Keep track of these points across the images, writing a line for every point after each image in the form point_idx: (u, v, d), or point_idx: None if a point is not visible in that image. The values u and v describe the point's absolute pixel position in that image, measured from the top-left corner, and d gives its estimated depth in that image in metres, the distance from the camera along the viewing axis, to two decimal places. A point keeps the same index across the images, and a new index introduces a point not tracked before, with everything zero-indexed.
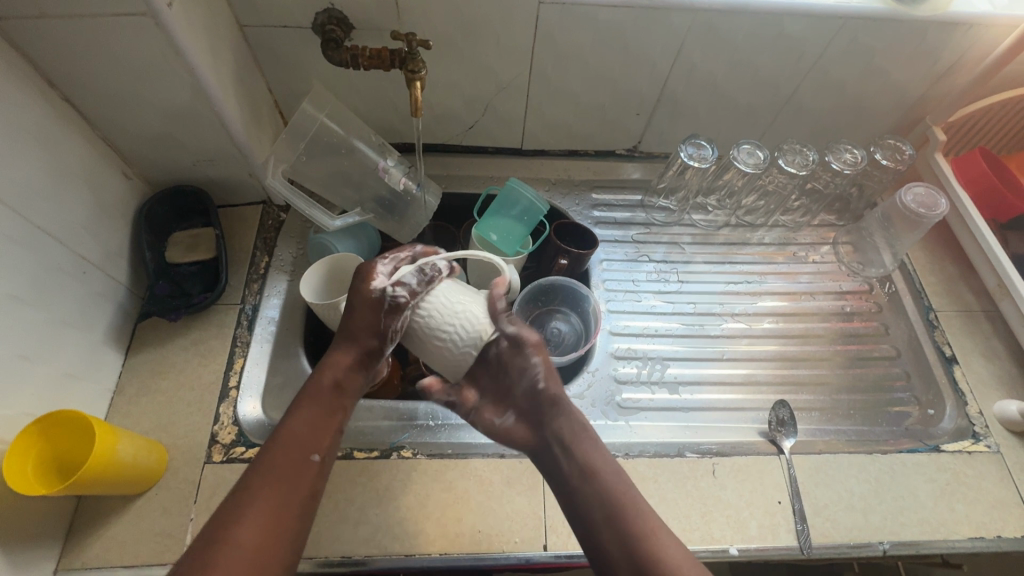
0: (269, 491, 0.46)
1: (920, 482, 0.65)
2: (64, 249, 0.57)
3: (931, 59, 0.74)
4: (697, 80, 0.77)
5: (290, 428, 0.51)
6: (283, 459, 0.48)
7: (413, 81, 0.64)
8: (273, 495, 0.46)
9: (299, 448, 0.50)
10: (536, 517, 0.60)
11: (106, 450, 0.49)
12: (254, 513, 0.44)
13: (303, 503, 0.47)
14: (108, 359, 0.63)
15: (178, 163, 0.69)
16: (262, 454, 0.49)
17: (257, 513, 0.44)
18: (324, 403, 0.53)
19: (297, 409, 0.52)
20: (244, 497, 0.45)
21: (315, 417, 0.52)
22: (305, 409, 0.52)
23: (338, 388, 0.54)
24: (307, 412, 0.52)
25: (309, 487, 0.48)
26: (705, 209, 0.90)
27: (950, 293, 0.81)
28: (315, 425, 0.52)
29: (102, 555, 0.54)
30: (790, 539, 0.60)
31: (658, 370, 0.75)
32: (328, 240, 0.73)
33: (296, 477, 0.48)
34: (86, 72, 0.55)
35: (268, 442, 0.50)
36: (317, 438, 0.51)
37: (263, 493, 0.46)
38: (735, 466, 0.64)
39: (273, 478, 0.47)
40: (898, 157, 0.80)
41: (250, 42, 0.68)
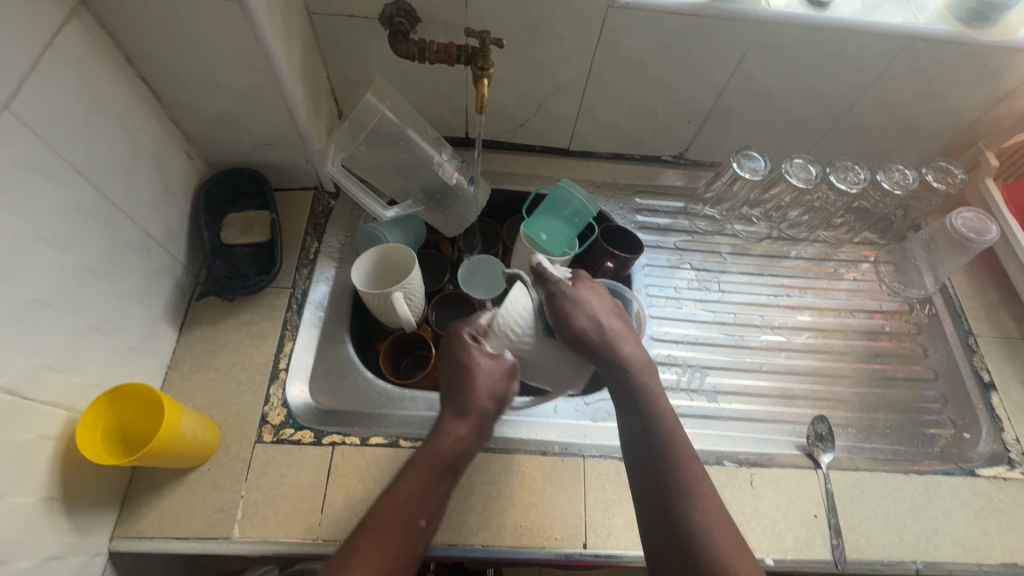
0: (381, 549, 0.46)
1: (954, 506, 0.66)
2: (133, 225, 0.58)
3: (991, 84, 0.74)
4: (754, 93, 0.77)
5: (401, 488, 0.50)
6: (396, 517, 0.48)
7: (481, 78, 0.64)
8: (381, 562, 0.46)
9: (411, 513, 0.49)
10: (577, 516, 0.61)
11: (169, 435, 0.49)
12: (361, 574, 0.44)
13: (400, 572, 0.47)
14: (165, 334, 0.64)
15: (239, 146, 0.69)
16: (374, 508, 0.49)
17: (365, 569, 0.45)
18: (439, 460, 0.52)
19: (409, 470, 0.52)
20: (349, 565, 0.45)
21: (429, 483, 0.51)
22: (417, 473, 0.51)
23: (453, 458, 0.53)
24: (420, 475, 0.51)
25: (410, 554, 0.48)
26: (748, 219, 0.90)
27: (991, 318, 0.80)
28: (427, 490, 0.51)
29: (156, 525, 0.56)
30: (825, 553, 0.61)
31: (697, 378, 0.75)
32: (378, 230, 0.74)
33: (404, 545, 0.47)
34: (163, 51, 0.56)
35: (382, 494, 0.50)
36: (426, 503, 0.50)
37: (376, 551, 0.46)
38: (773, 477, 0.65)
39: (382, 538, 0.47)
40: (949, 180, 0.80)
41: (317, 29, 0.68)
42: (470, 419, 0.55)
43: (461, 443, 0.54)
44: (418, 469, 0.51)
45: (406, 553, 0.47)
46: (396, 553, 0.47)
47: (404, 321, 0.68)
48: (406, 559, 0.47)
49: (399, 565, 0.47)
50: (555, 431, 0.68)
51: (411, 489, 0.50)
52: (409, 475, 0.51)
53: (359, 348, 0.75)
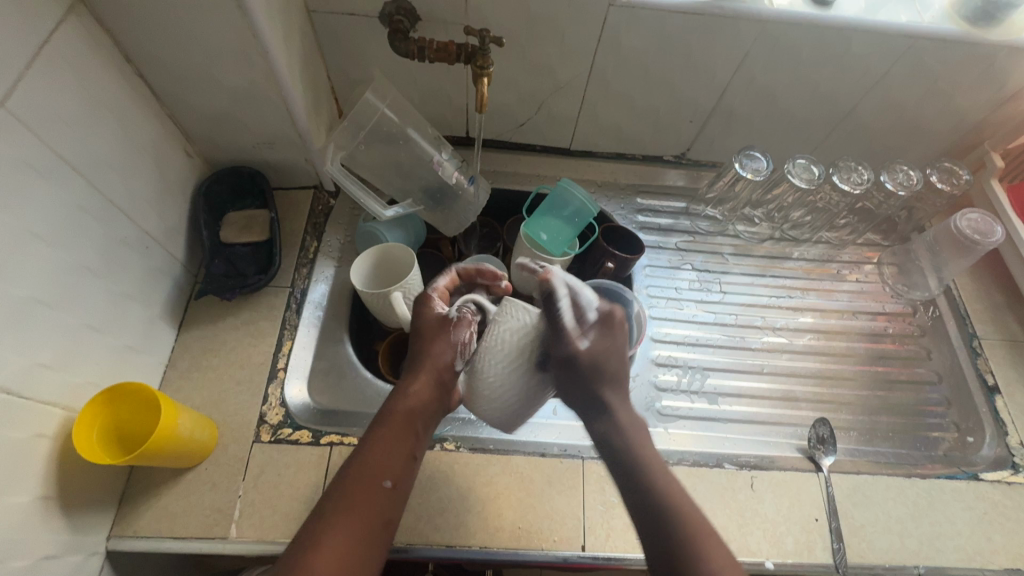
0: (350, 516, 0.45)
1: (958, 510, 0.65)
2: (130, 223, 0.58)
3: (997, 84, 0.73)
4: (756, 92, 0.77)
5: (364, 454, 0.48)
6: (360, 482, 0.47)
7: (481, 77, 0.63)
8: (351, 527, 0.44)
9: (376, 474, 0.47)
10: (576, 518, 0.60)
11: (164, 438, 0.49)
12: (331, 544, 0.43)
13: (377, 532, 0.45)
14: (163, 333, 0.64)
15: (238, 145, 0.69)
16: (336, 479, 0.47)
17: (335, 538, 0.43)
18: (400, 419, 0.51)
19: (371, 435, 0.50)
20: (313, 542, 0.43)
21: (394, 444, 0.49)
22: (379, 436, 0.49)
23: (415, 415, 0.52)
24: (381, 437, 0.49)
25: (383, 517, 0.46)
26: (750, 220, 0.89)
27: (997, 321, 0.79)
28: (392, 450, 0.49)
29: (153, 524, 0.56)
30: (826, 557, 0.61)
31: (698, 380, 0.75)
32: (377, 229, 0.74)
33: (374, 507, 0.46)
34: (162, 49, 0.56)
35: (345, 464, 0.48)
36: (394, 464, 0.49)
37: (342, 519, 0.44)
38: (773, 480, 0.65)
39: (350, 505, 0.45)
40: (954, 181, 0.79)
41: (317, 28, 0.68)
42: (428, 375, 0.53)
43: (426, 401, 0.53)
44: (382, 432, 0.50)
45: (376, 515, 0.46)
46: (365, 516, 0.45)
47: (404, 321, 0.67)
48: (381, 518, 0.46)
49: (375, 528, 0.45)
50: (554, 433, 0.67)
51: (377, 453, 0.48)
52: (372, 441, 0.49)
53: (359, 348, 0.75)
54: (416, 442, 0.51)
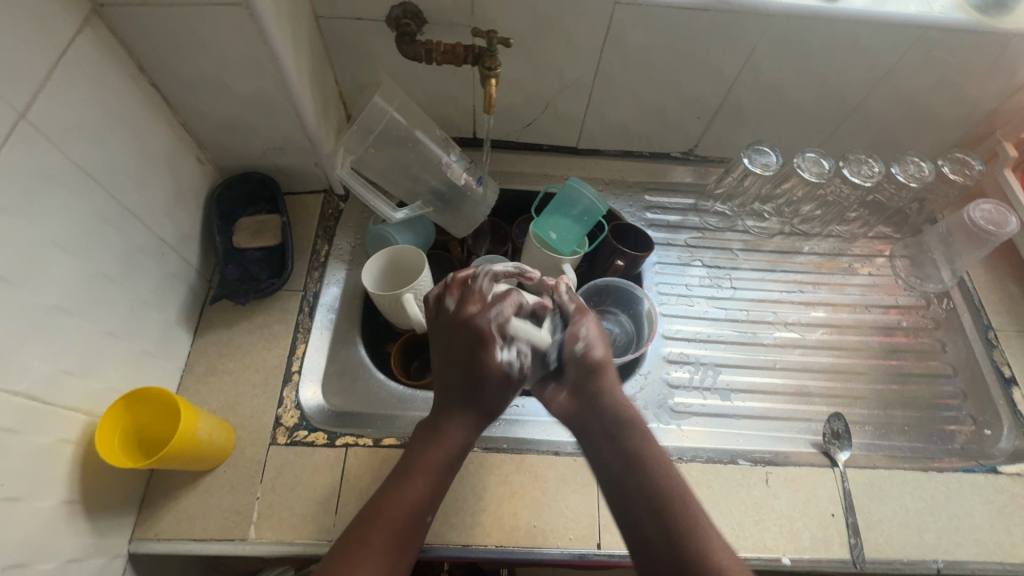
0: (388, 522, 0.46)
1: (976, 503, 0.65)
2: (146, 231, 0.59)
3: (1008, 73, 0.72)
4: (764, 87, 0.76)
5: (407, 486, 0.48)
6: (401, 517, 0.46)
7: (488, 78, 0.63)
8: (389, 562, 0.44)
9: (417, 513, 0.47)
10: (591, 516, 0.60)
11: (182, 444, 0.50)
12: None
13: (406, 564, 0.46)
14: (179, 338, 0.65)
15: (249, 151, 0.70)
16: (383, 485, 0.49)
17: (371, 546, 0.44)
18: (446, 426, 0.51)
19: (416, 466, 0.49)
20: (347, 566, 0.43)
21: (439, 455, 0.50)
22: (426, 472, 0.49)
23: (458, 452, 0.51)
24: (428, 474, 0.49)
25: (417, 529, 0.47)
26: (759, 215, 0.89)
27: (1012, 312, 0.79)
28: (434, 487, 0.49)
29: (174, 527, 0.57)
30: (843, 552, 0.60)
31: (710, 376, 0.74)
32: (387, 232, 0.74)
33: (409, 544, 0.46)
34: (174, 58, 0.56)
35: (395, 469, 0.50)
36: (431, 501, 0.49)
37: (384, 522, 0.46)
38: (788, 476, 0.64)
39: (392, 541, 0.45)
40: (966, 172, 0.78)
41: (325, 33, 0.69)
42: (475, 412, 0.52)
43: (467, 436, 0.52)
44: (427, 466, 0.49)
45: (411, 547, 0.46)
46: (402, 553, 0.45)
47: (415, 321, 0.68)
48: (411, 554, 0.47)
49: (407, 540, 0.46)
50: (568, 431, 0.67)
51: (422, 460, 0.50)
52: (417, 450, 0.50)
53: (371, 349, 0.75)
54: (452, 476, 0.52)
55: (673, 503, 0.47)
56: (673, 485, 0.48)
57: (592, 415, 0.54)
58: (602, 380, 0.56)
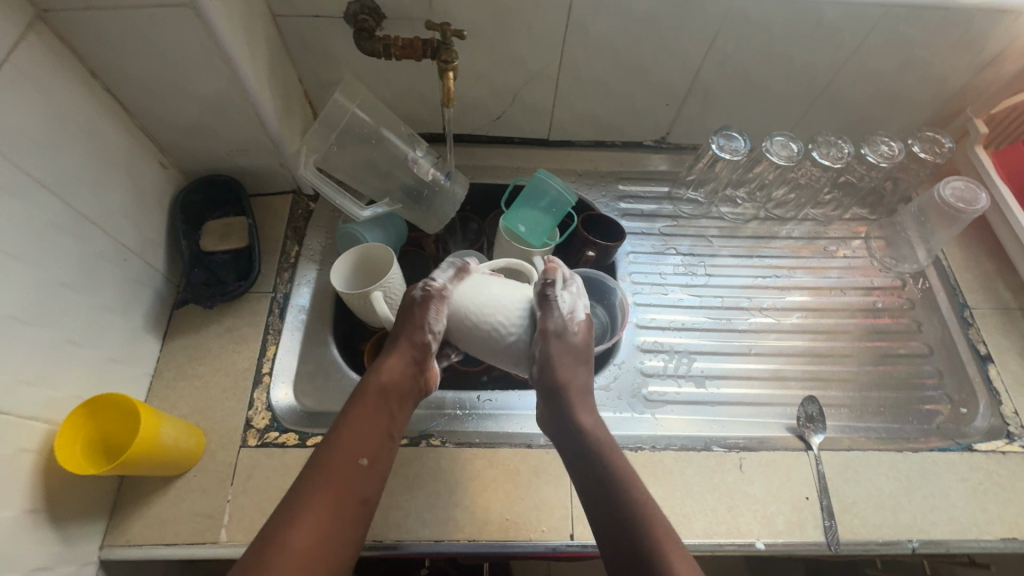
0: (324, 491, 0.45)
1: (952, 481, 0.64)
2: (106, 237, 0.58)
3: (976, 49, 0.72)
4: (731, 71, 0.76)
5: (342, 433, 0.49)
6: (338, 459, 0.47)
7: (447, 71, 0.63)
8: (329, 509, 0.45)
9: (352, 454, 0.48)
10: (564, 507, 0.60)
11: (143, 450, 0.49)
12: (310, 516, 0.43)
13: (356, 510, 0.46)
14: (147, 344, 0.65)
15: (213, 153, 0.69)
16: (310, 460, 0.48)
17: (310, 516, 0.43)
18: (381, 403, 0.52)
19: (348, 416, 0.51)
20: (287, 518, 0.43)
21: (370, 427, 0.51)
22: (357, 418, 0.51)
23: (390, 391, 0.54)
24: (359, 420, 0.51)
25: (359, 493, 0.47)
26: (733, 201, 0.89)
27: (987, 290, 0.78)
28: (369, 429, 0.51)
29: (145, 532, 0.57)
30: (817, 535, 0.60)
31: (685, 364, 0.74)
32: (356, 231, 0.74)
33: (349, 484, 0.47)
34: (126, 62, 0.56)
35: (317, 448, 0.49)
36: (371, 441, 0.50)
37: (319, 493, 0.45)
38: (762, 461, 0.64)
39: (329, 481, 0.46)
40: (937, 150, 0.77)
41: (283, 32, 0.68)
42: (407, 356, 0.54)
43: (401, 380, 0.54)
44: (359, 412, 0.51)
45: (351, 489, 0.47)
46: (342, 497, 0.46)
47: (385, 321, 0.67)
48: (356, 496, 0.47)
49: (351, 504, 0.46)
50: None
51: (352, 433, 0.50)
52: (349, 424, 0.50)
53: (344, 349, 0.75)
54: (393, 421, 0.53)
55: (629, 483, 0.49)
56: (628, 470, 0.50)
57: (574, 407, 0.54)
58: (585, 355, 0.55)
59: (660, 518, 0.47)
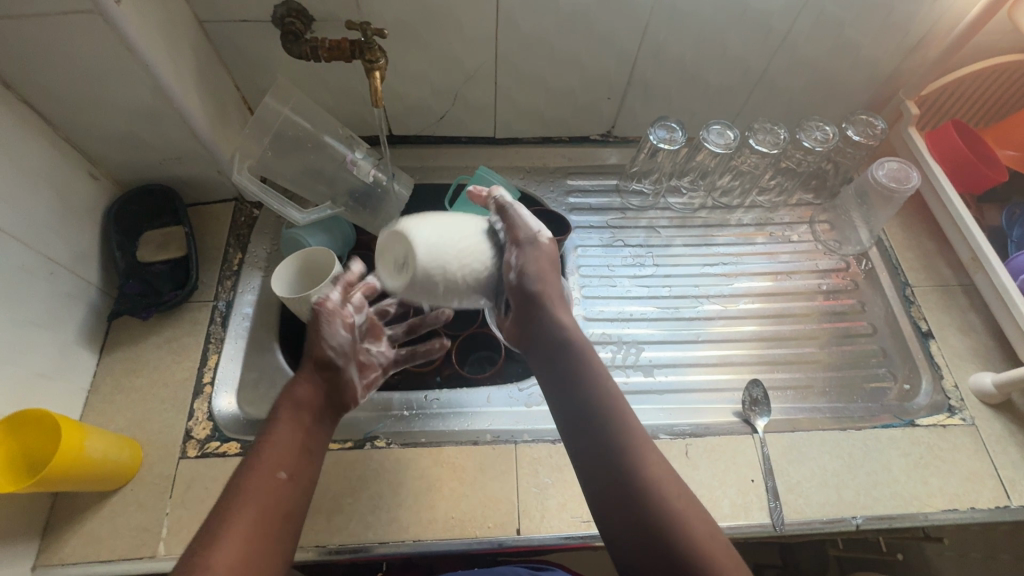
0: (245, 510, 0.42)
1: (894, 457, 0.65)
2: (29, 251, 0.57)
3: (901, 31, 0.73)
4: (666, 63, 0.77)
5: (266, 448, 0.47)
6: (260, 472, 0.45)
7: (373, 71, 0.63)
8: (248, 517, 0.42)
9: (273, 467, 0.46)
10: (509, 502, 0.60)
11: (62, 467, 0.48)
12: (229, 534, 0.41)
13: (280, 524, 0.44)
14: (81, 358, 0.63)
15: (146, 162, 0.69)
16: (225, 489, 0.44)
17: (235, 539, 0.41)
18: (296, 420, 0.50)
19: (272, 429, 0.48)
20: (206, 540, 0.40)
21: (291, 436, 0.48)
22: (281, 429, 0.48)
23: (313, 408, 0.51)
24: (283, 431, 0.48)
25: (282, 507, 0.44)
26: (680, 191, 0.89)
27: (928, 268, 0.80)
28: (292, 444, 0.48)
29: (80, 550, 0.55)
30: (763, 516, 0.61)
31: (633, 354, 0.75)
32: (298, 234, 0.73)
33: (273, 496, 0.44)
34: (41, 73, 0.55)
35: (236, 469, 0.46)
36: (294, 452, 0.48)
37: (240, 507, 0.42)
38: (708, 446, 0.65)
39: (248, 494, 0.43)
40: (870, 132, 0.79)
41: (212, 38, 0.68)
42: (322, 380, 0.53)
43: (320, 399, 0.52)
44: (281, 428, 0.48)
45: (272, 504, 0.44)
46: (263, 509, 0.43)
47: (329, 322, 0.65)
48: (280, 511, 0.44)
49: (274, 520, 0.43)
50: (488, 420, 0.67)
51: (273, 446, 0.47)
52: (270, 436, 0.48)
53: (292, 355, 0.74)
54: (316, 438, 0.50)
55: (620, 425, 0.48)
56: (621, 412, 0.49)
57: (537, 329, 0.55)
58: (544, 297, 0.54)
59: (655, 458, 0.47)
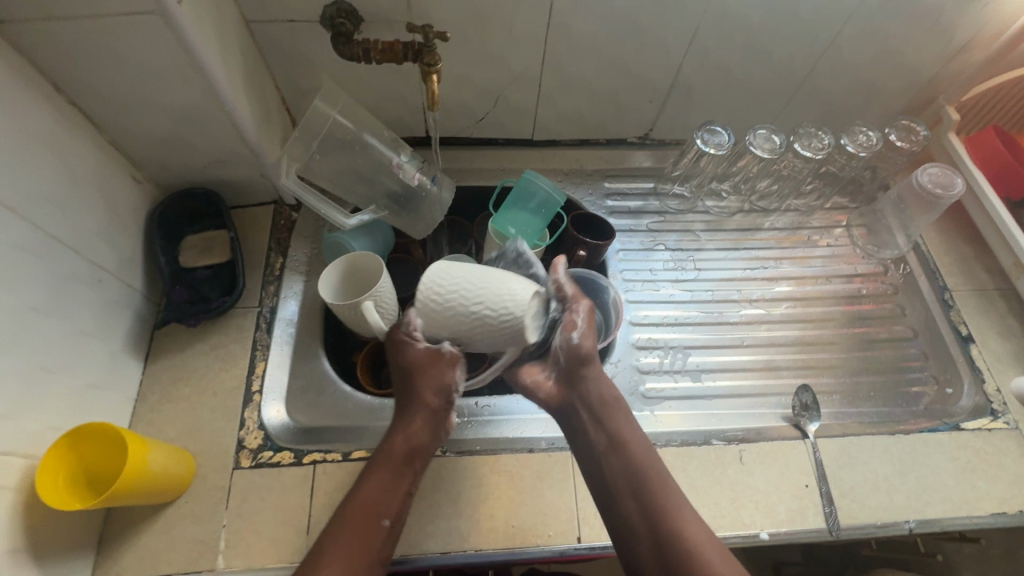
0: (345, 554, 0.48)
1: (942, 461, 0.66)
2: (79, 258, 0.55)
3: (946, 38, 0.74)
4: (711, 67, 0.76)
5: (364, 493, 0.52)
6: (359, 517, 0.50)
7: (429, 74, 0.62)
8: (350, 559, 0.48)
9: (374, 512, 0.51)
10: (569, 510, 0.60)
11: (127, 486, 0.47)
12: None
13: (373, 569, 0.49)
14: (128, 367, 0.62)
15: (189, 165, 0.67)
16: (328, 529, 0.50)
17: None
18: (397, 467, 0.54)
19: (370, 474, 0.54)
20: (315, 571, 0.46)
21: (391, 484, 0.53)
22: (378, 475, 0.53)
23: (409, 453, 0.55)
24: (380, 476, 0.53)
25: (380, 553, 0.50)
26: (718, 194, 0.89)
27: (965, 272, 0.81)
28: (389, 489, 0.53)
29: (136, 564, 0.54)
30: (819, 521, 0.61)
31: (680, 359, 0.75)
32: (343, 239, 0.72)
33: (370, 543, 0.49)
34: (92, 75, 0.53)
35: (340, 508, 0.52)
36: (390, 499, 0.53)
37: (342, 549, 0.48)
38: (761, 451, 0.65)
39: (351, 539, 0.49)
40: (913, 138, 0.80)
41: (258, 38, 0.66)
42: (422, 416, 0.57)
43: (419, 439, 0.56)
44: (380, 473, 0.54)
45: (371, 551, 0.49)
46: (363, 552, 0.48)
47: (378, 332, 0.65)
48: (377, 557, 0.49)
49: (373, 566, 0.49)
50: (541, 427, 0.67)
51: (373, 493, 0.52)
52: (372, 477, 0.53)
53: (336, 361, 0.73)
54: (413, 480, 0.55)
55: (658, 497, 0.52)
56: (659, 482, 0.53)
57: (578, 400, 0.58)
58: (592, 369, 0.59)
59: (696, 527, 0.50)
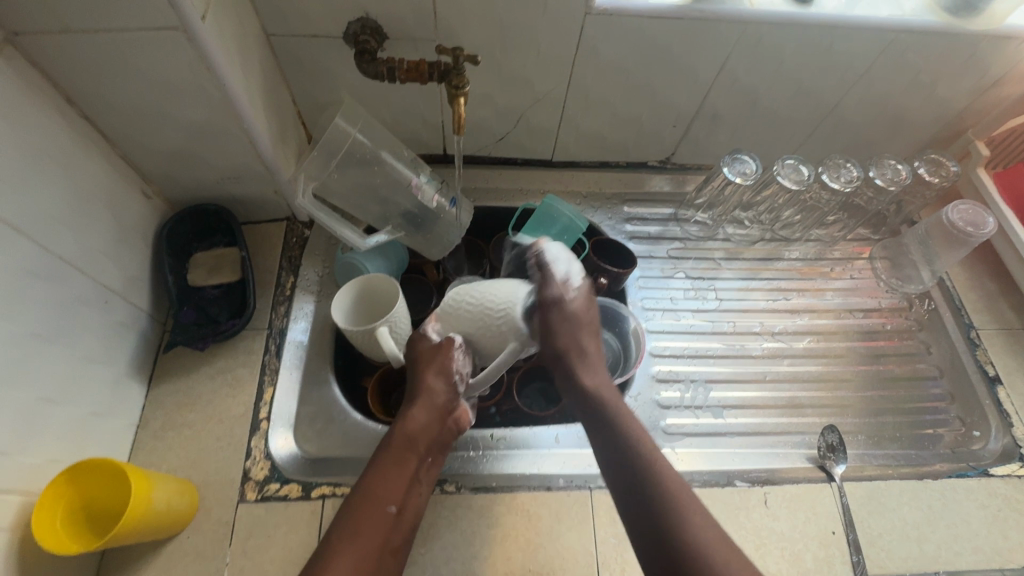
0: (355, 544, 0.44)
1: (973, 509, 0.64)
2: (86, 279, 0.53)
3: (979, 74, 0.72)
4: (738, 95, 0.75)
5: (370, 481, 0.48)
6: (367, 506, 0.46)
7: (456, 97, 0.60)
8: (358, 551, 0.44)
9: (380, 501, 0.47)
10: (588, 553, 0.57)
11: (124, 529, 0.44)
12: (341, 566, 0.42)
13: (383, 558, 0.45)
14: (130, 391, 0.59)
15: (202, 181, 0.65)
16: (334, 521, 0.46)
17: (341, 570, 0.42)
18: (409, 454, 0.51)
19: (375, 464, 0.50)
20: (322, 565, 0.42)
21: (401, 472, 0.50)
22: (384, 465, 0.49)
23: (416, 441, 0.52)
24: (387, 467, 0.49)
25: (390, 543, 0.46)
26: (740, 222, 0.88)
27: (991, 311, 0.79)
28: (396, 477, 0.49)
29: None
30: (846, 571, 0.58)
31: (702, 394, 0.73)
32: (357, 260, 0.70)
33: (382, 532, 0.46)
34: (109, 90, 0.51)
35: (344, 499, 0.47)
36: (400, 489, 0.49)
37: (351, 543, 0.44)
38: (786, 495, 0.62)
39: (357, 528, 0.45)
40: (942, 173, 0.79)
41: (277, 51, 0.64)
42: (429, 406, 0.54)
43: (426, 429, 0.53)
44: (386, 459, 0.50)
45: (382, 540, 0.46)
46: (370, 546, 0.44)
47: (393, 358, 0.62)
48: (388, 547, 0.46)
49: (382, 556, 0.45)
50: (560, 463, 0.63)
51: (380, 484, 0.48)
52: (377, 468, 0.49)
53: (346, 386, 0.70)
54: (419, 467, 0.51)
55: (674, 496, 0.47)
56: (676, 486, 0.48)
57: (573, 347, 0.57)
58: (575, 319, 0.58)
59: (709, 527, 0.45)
